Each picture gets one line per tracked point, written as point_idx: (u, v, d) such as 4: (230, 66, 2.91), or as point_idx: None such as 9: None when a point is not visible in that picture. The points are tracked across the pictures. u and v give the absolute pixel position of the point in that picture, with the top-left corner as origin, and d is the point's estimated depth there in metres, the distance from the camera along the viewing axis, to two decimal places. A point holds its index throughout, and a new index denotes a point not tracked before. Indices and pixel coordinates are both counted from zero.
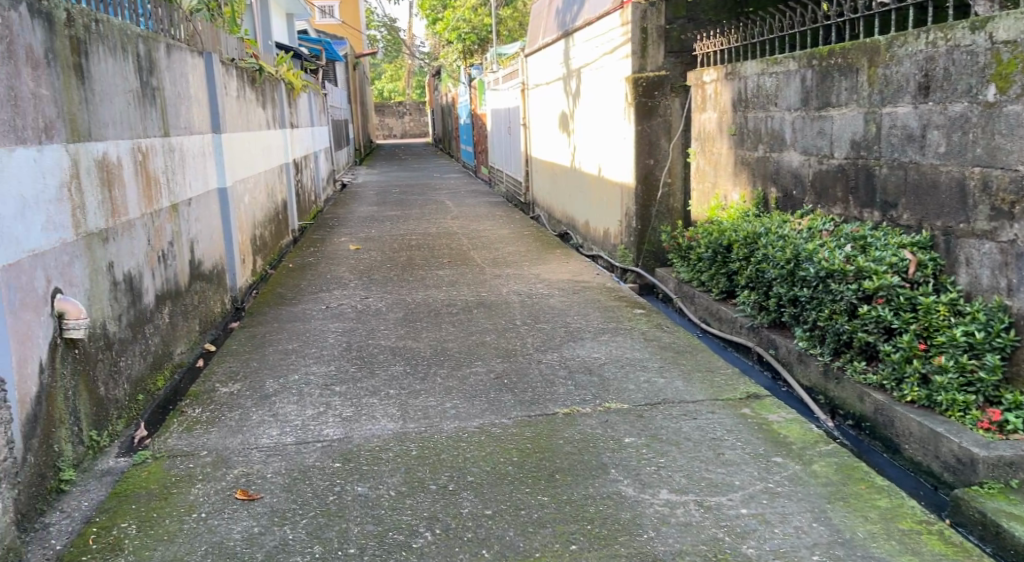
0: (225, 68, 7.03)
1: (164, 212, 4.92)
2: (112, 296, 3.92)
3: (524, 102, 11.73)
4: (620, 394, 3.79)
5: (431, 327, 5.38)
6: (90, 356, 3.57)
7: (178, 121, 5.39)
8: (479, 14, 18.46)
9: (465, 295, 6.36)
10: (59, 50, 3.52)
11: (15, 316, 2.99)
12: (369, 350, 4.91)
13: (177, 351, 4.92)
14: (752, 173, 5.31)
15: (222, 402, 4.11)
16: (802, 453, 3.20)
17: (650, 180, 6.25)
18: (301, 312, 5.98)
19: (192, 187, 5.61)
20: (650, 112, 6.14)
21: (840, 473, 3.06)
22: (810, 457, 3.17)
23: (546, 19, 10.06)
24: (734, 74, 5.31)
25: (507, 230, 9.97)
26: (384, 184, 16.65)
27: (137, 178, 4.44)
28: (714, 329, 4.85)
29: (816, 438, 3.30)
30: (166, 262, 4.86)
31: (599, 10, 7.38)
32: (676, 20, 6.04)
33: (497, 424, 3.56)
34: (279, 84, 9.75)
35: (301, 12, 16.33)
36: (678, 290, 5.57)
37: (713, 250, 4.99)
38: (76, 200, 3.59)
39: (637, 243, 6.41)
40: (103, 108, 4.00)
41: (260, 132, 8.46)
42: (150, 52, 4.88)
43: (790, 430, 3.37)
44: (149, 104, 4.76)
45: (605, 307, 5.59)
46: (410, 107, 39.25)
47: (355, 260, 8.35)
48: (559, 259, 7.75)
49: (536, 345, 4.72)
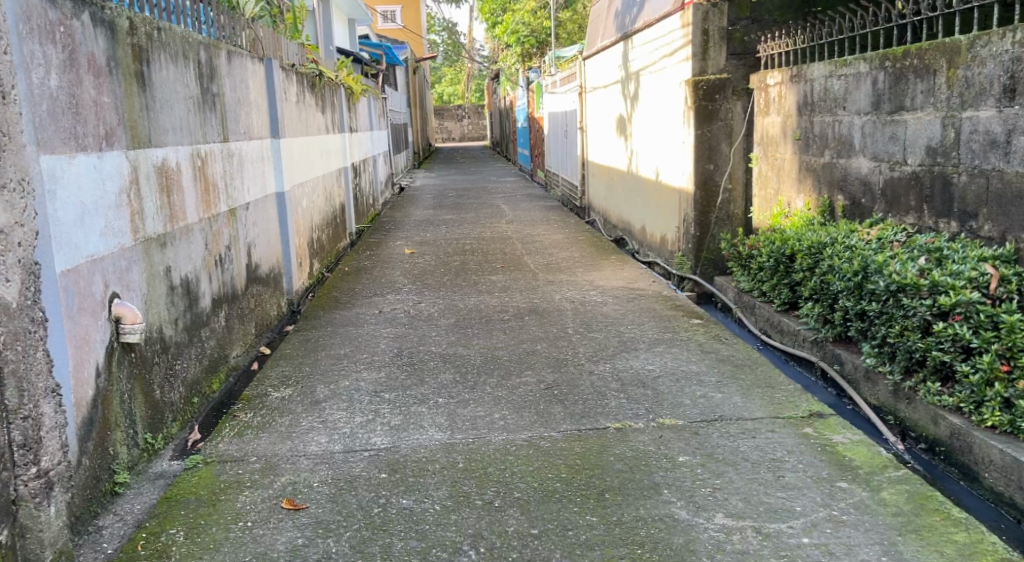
0: (285, 74, 7.10)
1: (222, 216, 4.98)
2: (168, 300, 3.96)
3: (581, 106, 11.66)
4: (675, 409, 3.69)
5: (483, 334, 5.36)
6: (146, 360, 3.61)
7: (237, 126, 5.45)
8: (539, 17, 18.43)
9: (518, 301, 6.32)
10: (121, 58, 3.56)
11: (72, 320, 3.01)
12: (419, 356, 4.90)
13: (232, 355, 4.97)
14: (817, 179, 5.17)
15: (273, 407, 4.13)
16: (869, 479, 3.06)
17: (709, 186, 6.11)
18: (354, 317, 6.01)
19: (251, 192, 5.67)
20: (711, 117, 5.99)
21: (912, 503, 2.91)
22: (878, 484, 3.03)
23: (606, 22, 9.98)
24: (800, 76, 5.18)
25: (562, 234, 9.91)
26: (441, 188, 16.73)
27: (196, 183, 4.49)
28: (775, 341, 4.71)
29: (885, 464, 3.15)
30: (223, 266, 4.91)
31: (659, 12, 7.28)
32: (739, 21, 5.91)
33: (546, 437, 3.51)
34: (339, 89, 9.83)
35: (363, 17, 16.49)
36: (739, 299, 5.44)
37: (776, 259, 4.85)
38: (134, 206, 3.63)
39: (695, 250, 6.28)
40: (163, 114, 4.04)
41: (319, 136, 8.55)
42: (211, 60, 4.94)
43: (856, 453, 3.23)
44: (209, 110, 4.82)
45: (661, 316, 5.50)
46: (468, 110, 39.46)
47: (410, 264, 8.37)
48: (615, 266, 7.66)
49: (588, 355, 4.64)
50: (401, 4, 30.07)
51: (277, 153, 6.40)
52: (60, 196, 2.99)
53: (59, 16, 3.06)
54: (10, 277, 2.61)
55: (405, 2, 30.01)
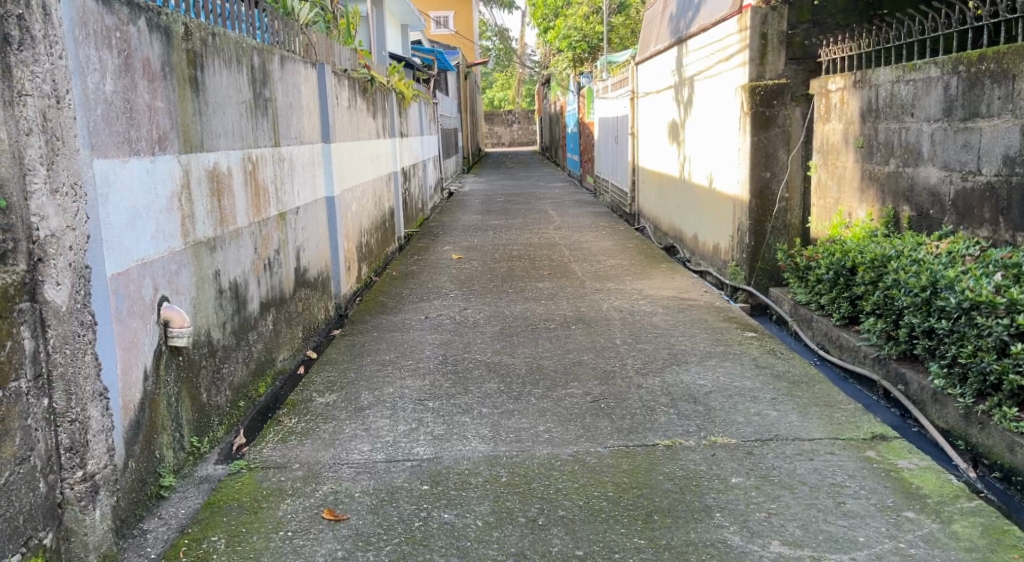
0: (337, 78, 7.15)
1: (272, 220, 5.01)
2: (217, 303, 3.98)
3: (632, 112, 11.57)
4: (728, 426, 3.64)
5: (528, 342, 5.31)
6: (193, 364, 3.62)
7: (288, 131, 5.48)
8: (591, 22, 18.36)
9: (565, 309, 6.27)
10: (175, 63, 3.59)
11: (122, 323, 3.03)
12: (464, 364, 4.87)
13: (279, 358, 4.98)
14: (881, 188, 5.03)
15: (318, 413, 4.13)
16: (939, 509, 2.91)
17: (766, 196, 6.07)
18: (401, 322, 6.00)
19: (301, 196, 5.70)
20: (768, 123, 5.96)
21: (986, 538, 2.75)
22: (949, 515, 2.89)
23: (660, 26, 9.88)
24: (864, 81, 5.07)
25: (611, 241, 9.83)
26: (489, 193, 16.75)
27: (246, 187, 4.51)
28: (833, 356, 4.66)
29: (956, 492, 3.00)
30: (271, 269, 4.93)
31: (715, 16, 7.17)
32: (799, 24, 5.89)
33: (592, 453, 3.47)
34: (390, 94, 9.87)
35: (416, 23, 16.60)
36: (796, 312, 5.39)
37: (835, 271, 4.76)
38: (185, 210, 3.65)
39: (749, 260, 6.22)
40: (215, 118, 4.07)
41: (370, 141, 8.59)
42: (264, 64, 4.97)
43: (924, 480, 3.08)
44: (261, 115, 4.85)
45: (713, 328, 5.44)
46: (518, 116, 39.53)
47: (457, 269, 8.36)
48: (665, 275, 7.56)
49: (636, 368, 4.60)
50: (453, 9, 30.23)
51: (329, 157, 6.43)
52: (111, 199, 3.01)
53: (115, 21, 3.09)
54: (61, 280, 2.63)
55: (458, 7, 30.16)
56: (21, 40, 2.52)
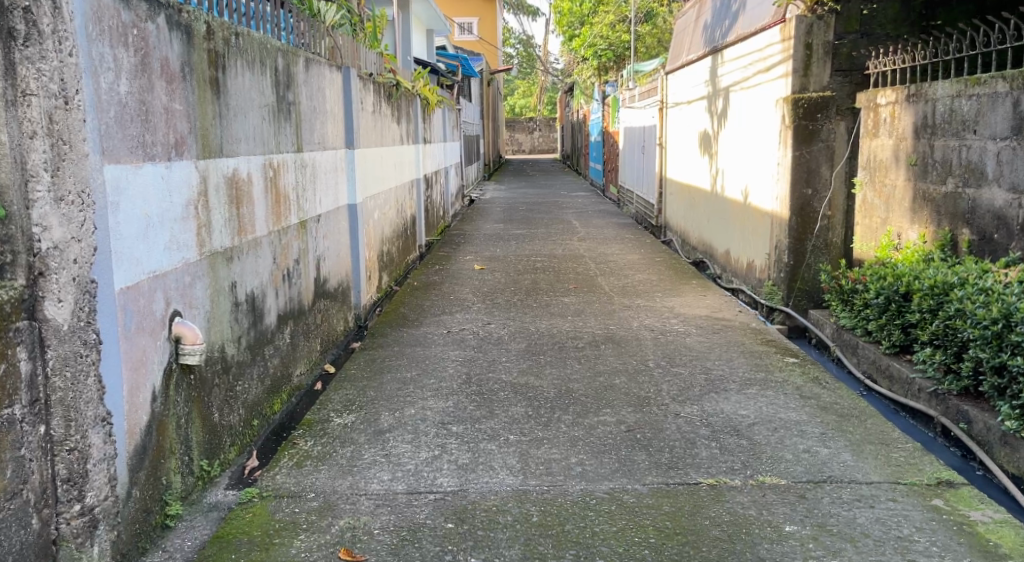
0: (362, 82, 6.96)
1: (293, 229, 4.81)
2: (232, 317, 3.76)
3: (661, 122, 11.31)
4: (775, 465, 3.47)
5: (556, 363, 5.06)
6: (205, 382, 3.41)
7: (312, 136, 5.27)
8: (617, 31, 18.06)
9: (594, 326, 6.04)
10: (195, 64, 3.37)
11: (129, 341, 2.78)
12: (489, 385, 4.63)
13: (295, 374, 4.75)
14: (936, 209, 4.81)
15: (335, 435, 3.90)
16: None
17: (807, 213, 5.86)
18: (422, 336, 5.76)
19: (323, 203, 5.49)
20: (811, 138, 5.76)
21: None
22: None
23: (693, 35, 9.63)
24: (920, 95, 4.86)
25: (637, 255, 9.57)
26: (511, 201, 16.54)
27: (267, 194, 4.31)
28: (881, 388, 4.49)
29: None
30: (291, 280, 4.73)
31: (754, 25, 6.93)
32: (846, 35, 5.70)
33: (630, 492, 3.25)
34: (415, 100, 9.67)
35: (441, 28, 16.44)
36: (839, 337, 5.21)
37: (886, 296, 4.61)
38: (202, 219, 3.44)
39: (788, 280, 6.00)
40: (237, 122, 3.86)
41: (394, 147, 8.40)
42: (288, 67, 4.76)
43: (1001, 536, 2.85)
44: (285, 119, 4.65)
45: (751, 352, 5.24)
46: (541, 123, 39.36)
47: (479, 281, 8.12)
48: (696, 292, 7.32)
49: (673, 396, 4.40)
50: (478, 15, 30.06)
51: (353, 164, 6.24)
52: (123, 209, 2.77)
53: (132, 17, 2.85)
54: (62, 297, 2.43)
55: (482, 13, 29.99)
56: (27, 34, 2.33)
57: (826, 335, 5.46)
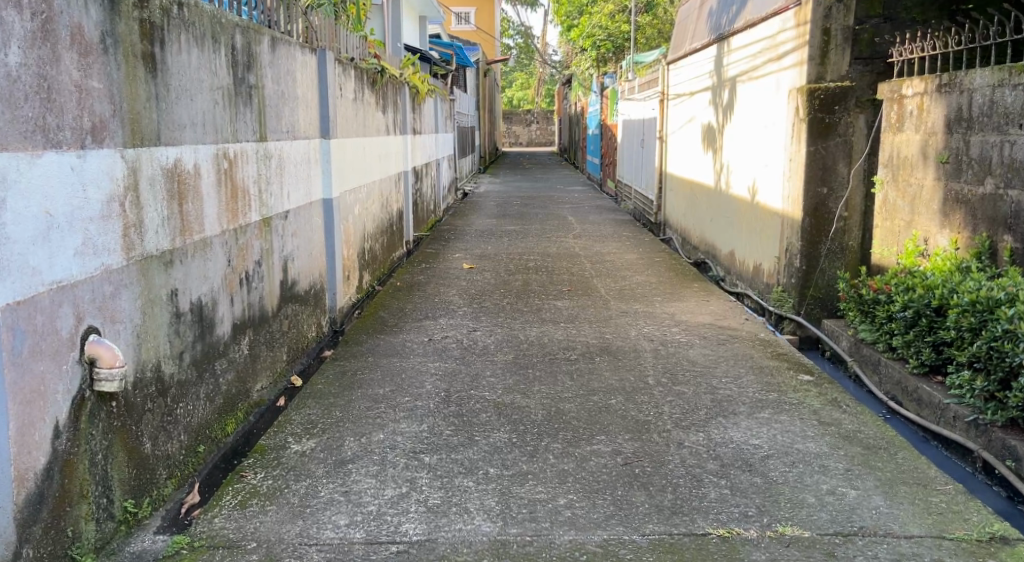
0: (343, 67, 6.47)
1: (253, 227, 4.31)
2: (171, 330, 3.25)
3: (661, 115, 10.81)
4: (796, 511, 3.02)
5: (546, 379, 4.57)
6: (133, 408, 2.90)
7: (279, 124, 4.78)
8: (616, 21, 17.64)
9: (588, 335, 5.56)
10: (121, 35, 2.85)
11: (18, 369, 2.34)
12: (470, 404, 4.14)
13: (254, 389, 4.22)
14: (972, 212, 4.49)
15: (290, 466, 3.40)
16: None
17: (821, 214, 5.43)
18: (400, 345, 5.26)
19: (291, 198, 4.99)
20: (827, 132, 5.34)
21: None
22: None
23: (697, 23, 9.13)
24: (951, 85, 4.63)
25: (635, 254, 9.07)
26: (506, 195, 16.02)
27: (220, 189, 3.80)
28: (906, 411, 4.13)
29: None
30: (250, 285, 4.21)
31: (764, 10, 6.46)
32: (868, 19, 5.31)
33: (627, 546, 2.83)
34: (403, 89, 9.16)
35: (434, 15, 15.86)
36: (857, 352, 4.81)
37: (915, 310, 4.21)
38: (130, 218, 2.92)
39: (800, 285, 5.54)
40: (180, 105, 3.34)
41: (378, 137, 7.89)
42: (249, 46, 4.26)
43: None
44: (244, 104, 4.14)
45: (761, 368, 4.78)
46: (538, 116, 38.82)
47: (467, 281, 7.63)
48: (698, 296, 6.83)
49: (676, 421, 3.93)
50: (475, 5, 29.50)
51: (328, 155, 5.75)
52: (10, 206, 2.31)
53: None
54: None
55: (480, 4, 29.45)
56: None
57: (844, 349, 5.00)
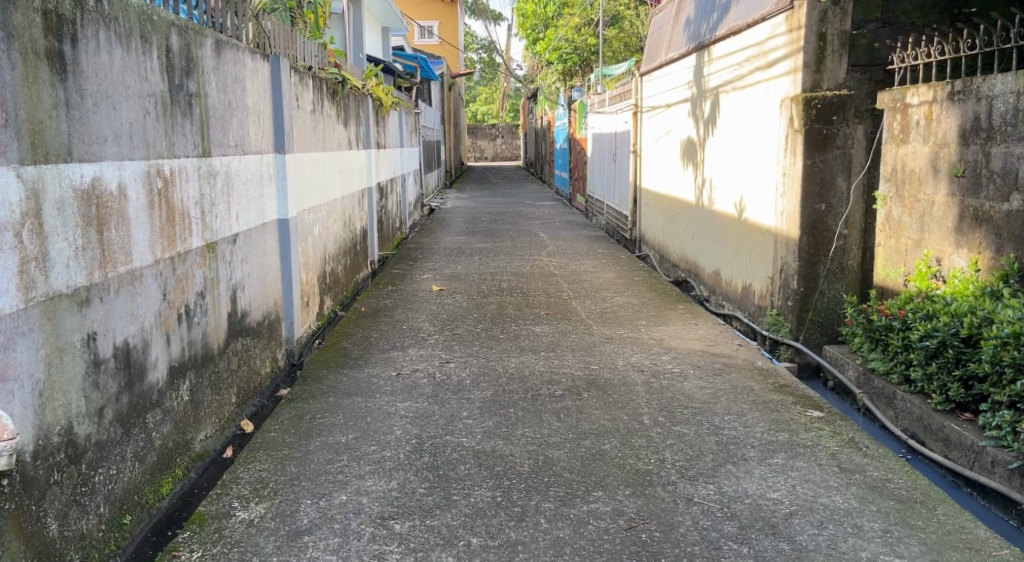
0: (300, 76, 5.96)
1: (195, 253, 3.76)
2: (89, 383, 2.71)
3: (634, 128, 10.42)
4: None
5: (530, 420, 4.07)
6: (32, 483, 2.43)
7: (225, 137, 4.25)
8: (583, 34, 17.21)
9: (572, 365, 5.07)
10: (18, 28, 2.42)
11: None
12: (446, 453, 3.64)
13: (199, 439, 3.67)
14: (995, 230, 4.10)
15: (236, 541, 2.90)
16: None
17: (819, 231, 5.01)
18: (365, 382, 4.74)
19: (240, 220, 4.46)
20: (825, 144, 4.94)
21: None
22: None
23: (673, 33, 8.76)
24: (965, 93, 4.24)
25: (613, 273, 8.62)
26: (474, 211, 15.51)
27: (152, 211, 3.26)
28: (931, 452, 3.71)
29: None
30: (191, 320, 3.65)
31: (750, 14, 6.06)
32: (866, 24, 4.93)
33: None
34: (366, 100, 8.65)
35: (397, 26, 15.37)
36: (867, 383, 4.37)
37: (940, 339, 3.80)
38: (29, 250, 2.44)
39: (798, 308, 5.11)
40: (101, 115, 2.82)
41: (339, 153, 7.37)
42: (188, 48, 3.73)
43: None
44: (183, 114, 3.62)
45: (766, 403, 4.32)
46: (504, 130, 38.48)
47: (438, 305, 7.12)
48: (686, 320, 6.38)
49: (681, 470, 3.47)
50: (439, 18, 29.06)
51: (283, 172, 5.22)
52: None
53: None
54: None
55: (443, 17, 29.00)
56: None
57: (850, 379, 4.57)
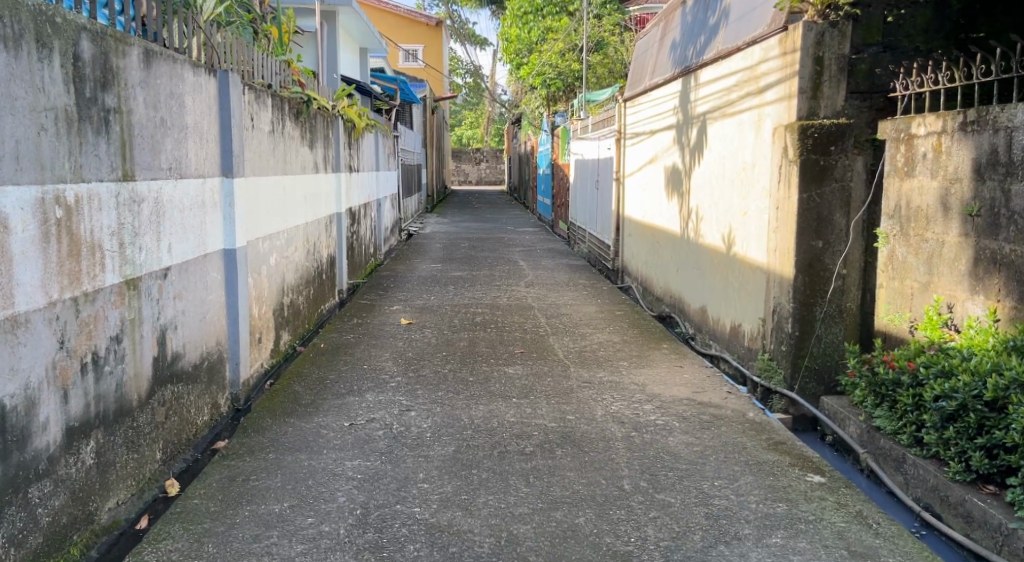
0: (257, 94, 5.50)
1: (110, 291, 3.25)
2: None
3: (617, 155, 10.00)
4: None
5: (494, 485, 3.57)
6: None
7: (156, 158, 3.76)
8: (567, 60, 16.91)
9: (545, 416, 4.57)
10: None
11: None
12: (393, 529, 3.17)
13: (105, 508, 3.17)
14: (1016, 277, 3.67)
15: None
16: None
17: (816, 271, 4.55)
18: (313, 434, 4.23)
19: (173, 251, 3.96)
20: (822, 176, 4.49)
21: None
22: None
23: (658, 58, 8.38)
24: (980, 123, 3.82)
25: (595, 307, 8.14)
26: (454, 236, 15.05)
27: (48, 245, 2.83)
28: (950, 529, 3.26)
29: None
30: (98, 369, 3.15)
31: (739, 37, 5.63)
32: (867, 48, 4.53)
33: None
34: (336, 121, 8.16)
35: (377, 47, 14.96)
36: (871, 442, 3.89)
37: (959, 402, 3.36)
38: None
39: (793, 354, 4.63)
40: None
41: (302, 176, 6.88)
42: (108, 57, 3.26)
43: None
44: (97, 132, 3.14)
45: (761, 466, 3.84)
46: (489, 155, 38.26)
47: (405, 342, 6.63)
48: (670, 362, 5.91)
49: (665, 554, 3.04)
50: (423, 42, 28.78)
51: (229, 198, 4.72)
52: None
53: None
54: None
55: (427, 40, 28.72)
56: None
57: (852, 436, 4.10)
